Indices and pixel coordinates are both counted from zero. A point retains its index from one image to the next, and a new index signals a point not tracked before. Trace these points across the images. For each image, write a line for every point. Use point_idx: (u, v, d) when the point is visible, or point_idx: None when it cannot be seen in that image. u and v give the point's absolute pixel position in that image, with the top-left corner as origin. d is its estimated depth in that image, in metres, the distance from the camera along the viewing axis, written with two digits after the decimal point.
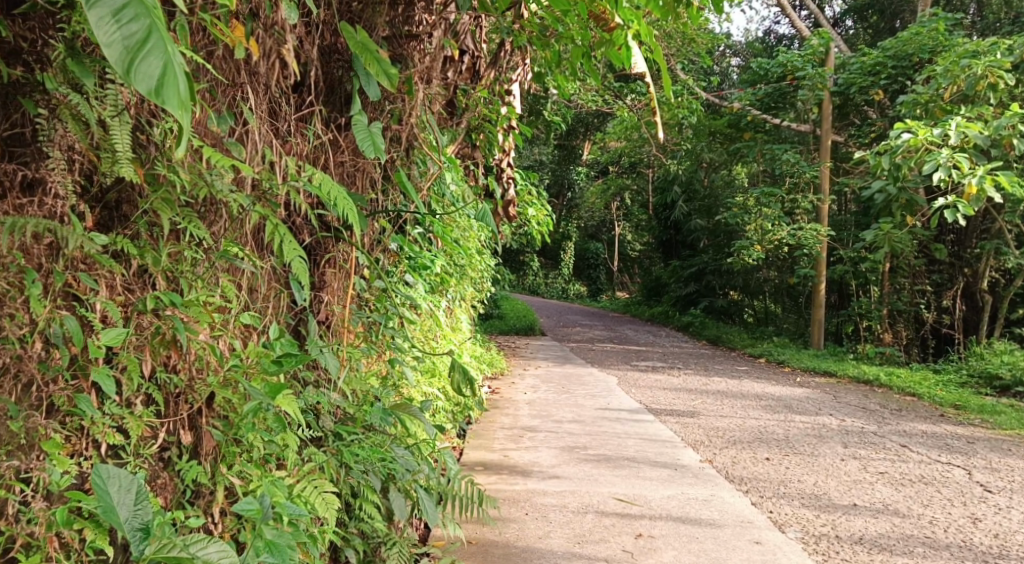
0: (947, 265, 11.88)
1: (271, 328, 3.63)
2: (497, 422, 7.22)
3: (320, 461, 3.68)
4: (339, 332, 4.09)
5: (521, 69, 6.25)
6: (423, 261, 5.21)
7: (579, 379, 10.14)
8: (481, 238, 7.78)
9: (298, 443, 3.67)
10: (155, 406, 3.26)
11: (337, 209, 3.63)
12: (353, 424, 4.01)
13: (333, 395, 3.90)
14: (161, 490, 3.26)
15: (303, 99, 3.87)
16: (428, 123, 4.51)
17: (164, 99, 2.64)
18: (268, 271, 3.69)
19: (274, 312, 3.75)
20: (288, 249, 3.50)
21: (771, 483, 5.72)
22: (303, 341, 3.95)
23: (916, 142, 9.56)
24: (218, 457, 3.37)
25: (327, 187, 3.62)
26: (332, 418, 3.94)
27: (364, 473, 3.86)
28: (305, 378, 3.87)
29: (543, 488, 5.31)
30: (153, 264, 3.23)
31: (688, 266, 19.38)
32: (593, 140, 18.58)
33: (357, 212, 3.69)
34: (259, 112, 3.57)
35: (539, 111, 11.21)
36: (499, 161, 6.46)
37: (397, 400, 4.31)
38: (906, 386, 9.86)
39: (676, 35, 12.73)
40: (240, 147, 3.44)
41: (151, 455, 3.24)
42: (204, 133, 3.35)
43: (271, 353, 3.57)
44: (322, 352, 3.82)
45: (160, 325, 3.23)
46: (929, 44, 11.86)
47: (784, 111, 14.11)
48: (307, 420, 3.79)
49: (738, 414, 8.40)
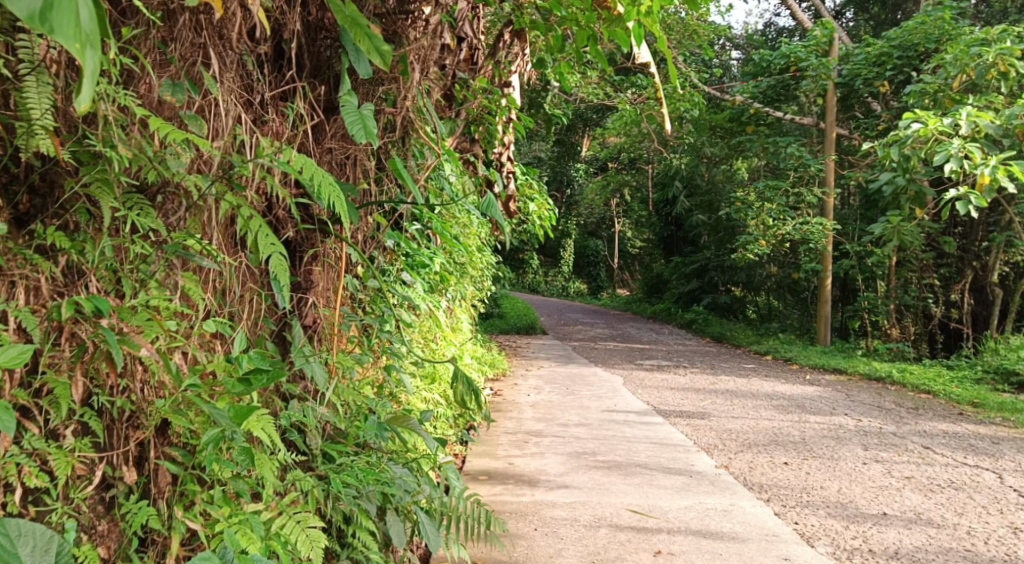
0: (955, 259, 11.49)
1: (238, 339, 3.33)
2: (500, 427, 6.90)
3: (304, 488, 3.40)
4: (329, 338, 3.77)
5: (520, 60, 5.86)
6: (421, 258, 4.89)
7: (583, 379, 9.79)
8: (481, 234, 7.45)
9: (278, 466, 3.36)
10: (92, 436, 2.98)
11: (322, 196, 3.31)
12: (345, 442, 3.71)
13: (321, 411, 3.60)
14: (104, 538, 2.99)
15: (282, 75, 3.58)
16: (426, 109, 4.21)
17: (51, 27, 2.37)
18: (240, 269, 3.40)
19: (251, 317, 3.46)
20: (264, 244, 3.22)
21: (793, 491, 5.39)
22: (289, 349, 3.64)
23: (926, 132, 9.21)
24: (173, 497, 3.10)
25: (308, 168, 3.30)
26: (322, 437, 3.64)
27: (357, 499, 3.54)
28: (287, 392, 3.57)
29: (551, 500, 5.00)
30: (90, 263, 2.96)
31: (689, 263, 19.03)
32: (593, 135, 18.23)
33: (343, 201, 3.37)
34: (227, 85, 3.31)
35: (538, 104, 10.85)
36: (498, 154, 5.93)
37: (395, 412, 3.97)
38: (919, 383, 9.52)
39: (676, 26, 12.39)
40: (199, 121, 3.19)
41: (88, 497, 2.96)
42: (153, 103, 3.12)
43: (237, 368, 3.26)
44: (307, 362, 3.54)
45: (86, 339, 2.94)
46: (935, 34, 11.48)
47: (786, 104, 13.79)
48: (291, 440, 3.50)
49: (750, 415, 8.08)
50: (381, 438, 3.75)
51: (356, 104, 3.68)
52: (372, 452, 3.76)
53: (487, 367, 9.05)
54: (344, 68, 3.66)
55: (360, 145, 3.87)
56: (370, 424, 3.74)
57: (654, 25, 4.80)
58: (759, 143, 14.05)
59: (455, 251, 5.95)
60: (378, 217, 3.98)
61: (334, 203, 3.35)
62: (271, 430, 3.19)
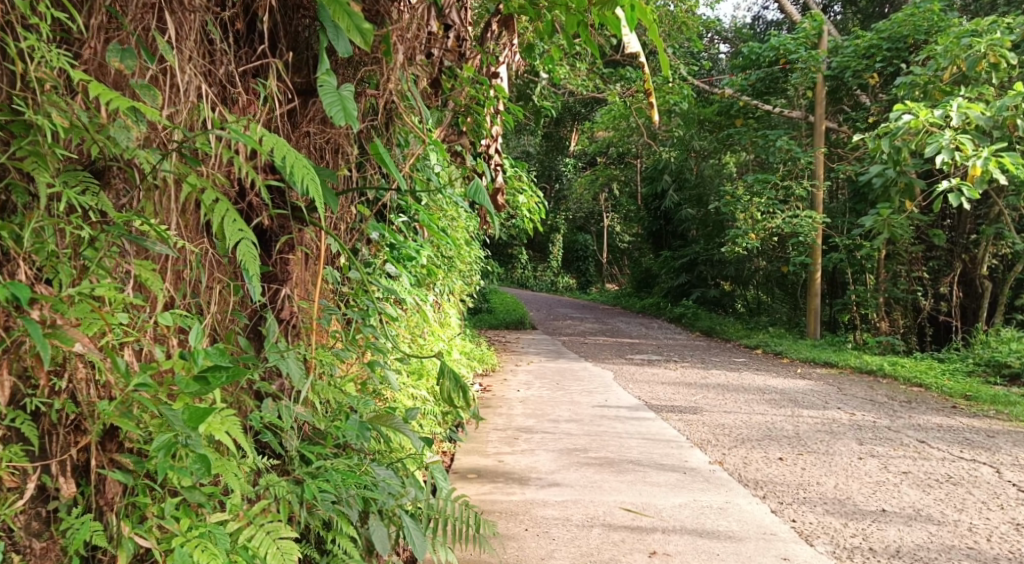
0: (944, 251, 11.37)
1: (194, 333, 3.19)
2: (489, 423, 6.79)
3: (277, 494, 3.32)
4: (307, 333, 3.67)
5: (507, 52, 5.75)
6: (408, 250, 4.79)
7: (573, 374, 9.67)
8: (469, 227, 7.33)
9: (248, 471, 3.31)
10: (27, 444, 2.97)
11: (297, 177, 3.18)
12: (323, 443, 3.59)
13: (298, 410, 3.48)
14: (42, 557, 2.99)
15: (254, 49, 3.51)
16: (411, 96, 4.11)
17: None
18: (205, 256, 3.34)
19: (216, 316, 3.40)
20: (230, 229, 3.18)
21: (789, 487, 5.27)
22: (262, 344, 3.56)
23: (916, 123, 9.06)
24: (123, 509, 3.07)
25: (280, 148, 3.16)
26: (298, 436, 3.54)
27: (335, 504, 3.43)
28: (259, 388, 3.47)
29: (542, 499, 4.90)
30: (21, 248, 2.94)
31: (679, 257, 18.90)
32: (582, 129, 18.08)
33: (318, 183, 3.24)
34: (187, 54, 3.27)
35: (526, 95, 10.71)
36: (487, 146, 5.78)
37: (379, 410, 3.81)
38: (910, 376, 9.41)
39: (665, 19, 12.23)
40: (152, 91, 3.15)
41: (24, 510, 2.97)
42: (100, 69, 3.12)
43: (192, 367, 3.15)
44: (283, 358, 3.45)
45: (17, 333, 2.93)
46: (924, 26, 11.36)
47: (776, 96, 13.67)
48: (264, 442, 3.40)
49: (743, 409, 7.95)
50: (363, 438, 3.60)
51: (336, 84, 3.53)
52: (353, 454, 3.64)
53: (476, 362, 8.93)
54: (323, 46, 3.49)
55: (340, 129, 3.77)
56: (350, 424, 3.60)
57: (645, 13, 4.63)
58: (748, 136, 13.90)
59: (442, 245, 5.81)
60: (358, 206, 3.89)
61: (308, 186, 3.21)
62: (236, 430, 3.09)
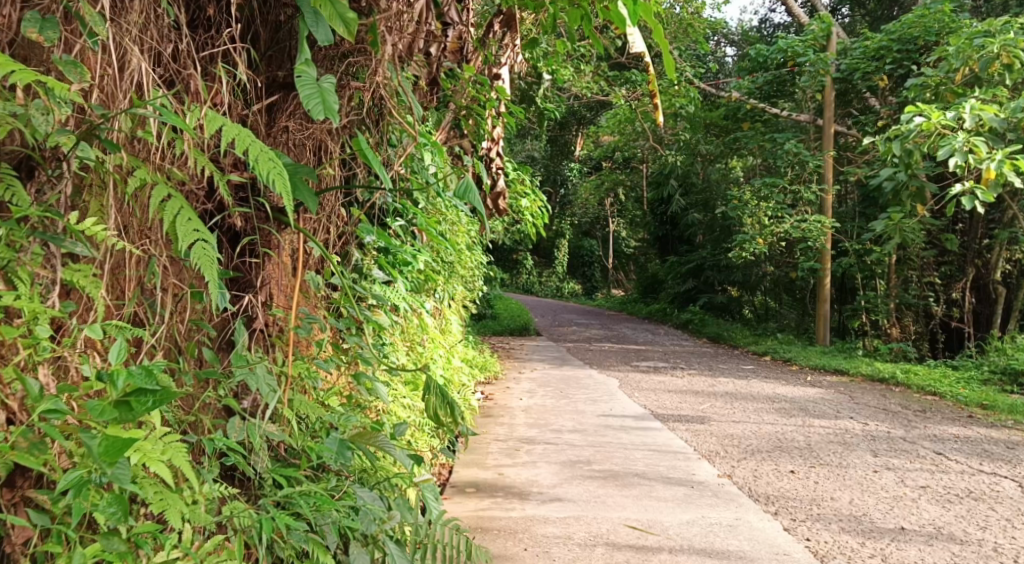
0: (957, 256, 11.11)
1: (115, 351, 2.93)
2: (491, 434, 6.56)
3: (240, 524, 3.11)
4: (281, 344, 3.50)
5: (511, 53, 5.50)
6: (403, 255, 4.57)
7: (577, 382, 9.43)
8: (470, 232, 7.09)
9: (198, 501, 3.06)
10: None
11: (259, 172, 3.03)
12: (298, 465, 3.40)
13: (269, 429, 3.29)
14: None
15: (216, 28, 3.31)
16: (404, 92, 3.98)
17: None
18: (161, 264, 3.13)
19: (170, 328, 3.17)
20: (182, 228, 2.97)
21: (802, 503, 5.04)
22: (230, 352, 3.38)
23: (928, 125, 8.80)
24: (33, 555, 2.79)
25: (243, 140, 3.02)
26: (272, 455, 3.36)
27: (308, 533, 3.19)
28: (220, 402, 3.26)
29: (543, 514, 4.69)
30: None
31: (685, 262, 18.66)
32: (587, 133, 17.84)
33: (285, 181, 3.07)
34: (125, 29, 3.03)
35: (529, 98, 10.46)
36: (487, 149, 5.53)
37: (361, 426, 3.63)
38: (924, 384, 9.16)
39: (672, 21, 11.99)
40: (76, 68, 2.88)
41: None
42: (22, 45, 2.89)
43: (111, 393, 2.86)
44: (250, 372, 3.26)
45: None
46: (935, 27, 11.11)
47: (784, 100, 13.43)
48: (226, 464, 3.20)
49: (752, 419, 7.70)
50: (342, 458, 3.41)
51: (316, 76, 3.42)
52: (331, 477, 3.42)
53: (478, 370, 8.69)
54: (303, 34, 3.35)
55: (320, 124, 3.68)
56: (329, 444, 3.40)
57: (648, 14, 4.39)
58: (756, 140, 13.64)
59: (442, 249, 5.57)
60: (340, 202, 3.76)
61: (275, 181, 3.06)
62: (172, 465, 2.86)
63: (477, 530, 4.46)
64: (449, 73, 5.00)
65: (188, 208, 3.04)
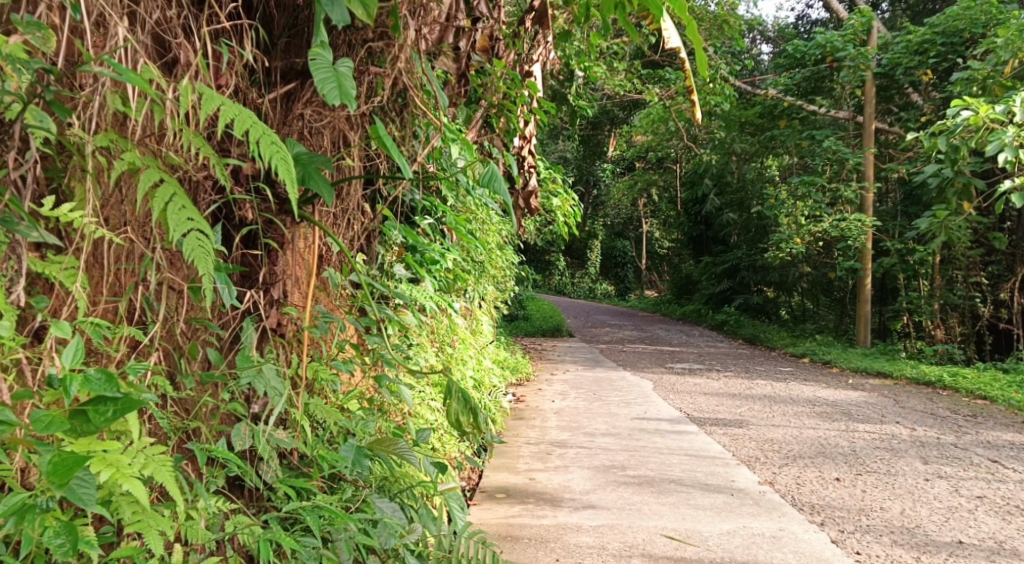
0: (1005, 255, 10.71)
1: (72, 351, 2.72)
2: (522, 436, 6.33)
3: (245, 537, 2.92)
4: (295, 345, 3.31)
5: (543, 49, 5.25)
6: (431, 254, 4.34)
7: (611, 384, 9.18)
8: (501, 230, 6.85)
9: (187, 516, 2.87)
10: None
11: (263, 155, 2.86)
12: (309, 477, 3.20)
13: (278, 435, 3.10)
14: None
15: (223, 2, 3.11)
16: (428, 79, 3.79)
17: None
18: (158, 259, 2.95)
19: (165, 327, 2.98)
20: (173, 218, 2.78)
21: (850, 513, 4.78)
22: (234, 352, 3.18)
23: (976, 120, 8.42)
24: None
25: (242, 122, 2.84)
26: (282, 465, 3.16)
27: (317, 550, 3.00)
28: (224, 407, 3.07)
29: (576, 522, 4.46)
30: None
31: (720, 263, 18.35)
32: (619, 133, 17.58)
33: (287, 166, 2.90)
34: None
35: (560, 95, 10.20)
36: (518, 148, 5.31)
37: (380, 433, 3.43)
38: (973, 387, 8.83)
39: (705, 17, 11.69)
40: (39, 30, 2.69)
41: None
42: None
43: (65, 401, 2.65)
44: (253, 374, 3.05)
45: None
46: (982, 19, 10.73)
47: (822, 95, 13.07)
48: (231, 474, 3.01)
49: (792, 423, 7.42)
50: (359, 467, 3.22)
51: (332, 57, 3.22)
52: (348, 487, 3.25)
53: (509, 372, 8.47)
54: (318, 15, 3.12)
55: (337, 111, 3.46)
56: (344, 455, 3.22)
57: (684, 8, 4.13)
58: (794, 138, 13.31)
59: (472, 248, 5.34)
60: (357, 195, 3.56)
61: (278, 165, 2.89)
62: (144, 491, 2.63)
63: (505, 539, 4.24)
64: (478, 69, 4.77)
65: (183, 198, 2.85)
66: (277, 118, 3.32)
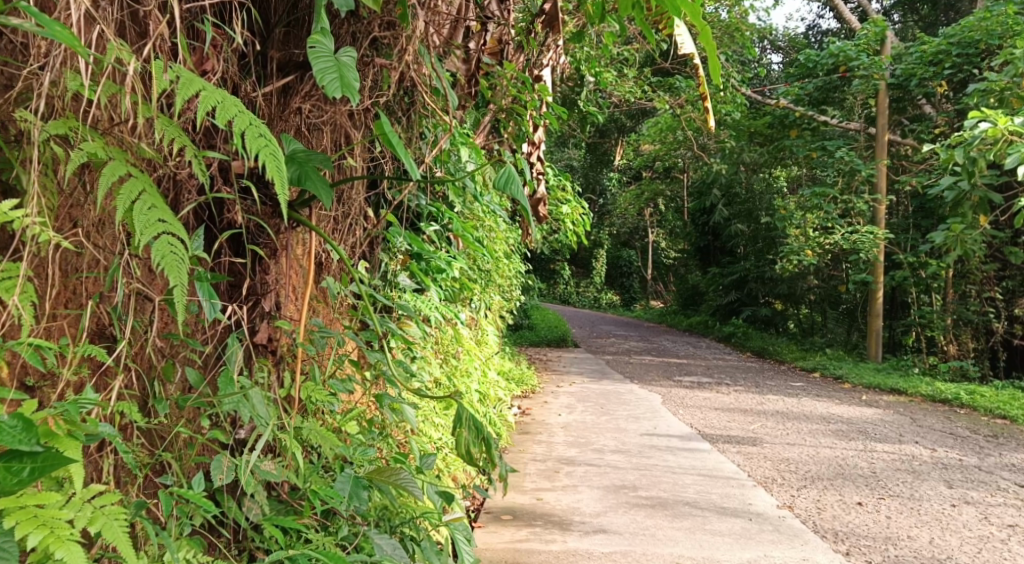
0: (1019, 271, 10.45)
1: None
2: (528, 453, 6.08)
3: None
4: (289, 362, 3.08)
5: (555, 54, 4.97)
6: (437, 262, 4.06)
7: (619, 397, 8.92)
8: (508, 239, 6.58)
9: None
10: None
11: (247, 149, 2.62)
12: (300, 515, 2.97)
13: (265, 469, 2.86)
14: None
15: None
16: (436, 75, 3.55)
17: None
18: (127, 268, 2.72)
19: (138, 345, 2.77)
20: (143, 224, 2.55)
21: (876, 541, 4.52)
22: (216, 370, 2.95)
23: (994, 132, 7.96)
24: None
25: (226, 111, 2.62)
26: (269, 500, 2.94)
27: None
28: (204, 436, 2.85)
29: (587, 549, 4.21)
30: None
31: (727, 274, 18.08)
32: (626, 141, 17.30)
33: (275, 154, 2.66)
34: None
35: (568, 101, 9.92)
36: (528, 154, 5.06)
37: (379, 463, 3.20)
38: (992, 407, 8.56)
39: (716, 24, 11.39)
40: None
41: None
42: None
43: None
44: (235, 398, 2.83)
45: None
46: (997, 30, 10.37)
47: (834, 106, 12.74)
48: (212, 513, 2.78)
49: (807, 441, 7.16)
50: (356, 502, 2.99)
51: (334, 47, 2.98)
52: (343, 524, 3.01)
53: (514, 384, 8.21)
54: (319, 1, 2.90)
55: (338, 106, 3.24)
56: (340, 490, 2.98)
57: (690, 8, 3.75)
58: (805, 148, 13.03)
59: (479, 256, 5.08)
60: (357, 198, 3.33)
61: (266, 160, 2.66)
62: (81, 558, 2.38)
63: None
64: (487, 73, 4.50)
65: (156, 198, 2.62)
66: (272, 112, 3.08)
